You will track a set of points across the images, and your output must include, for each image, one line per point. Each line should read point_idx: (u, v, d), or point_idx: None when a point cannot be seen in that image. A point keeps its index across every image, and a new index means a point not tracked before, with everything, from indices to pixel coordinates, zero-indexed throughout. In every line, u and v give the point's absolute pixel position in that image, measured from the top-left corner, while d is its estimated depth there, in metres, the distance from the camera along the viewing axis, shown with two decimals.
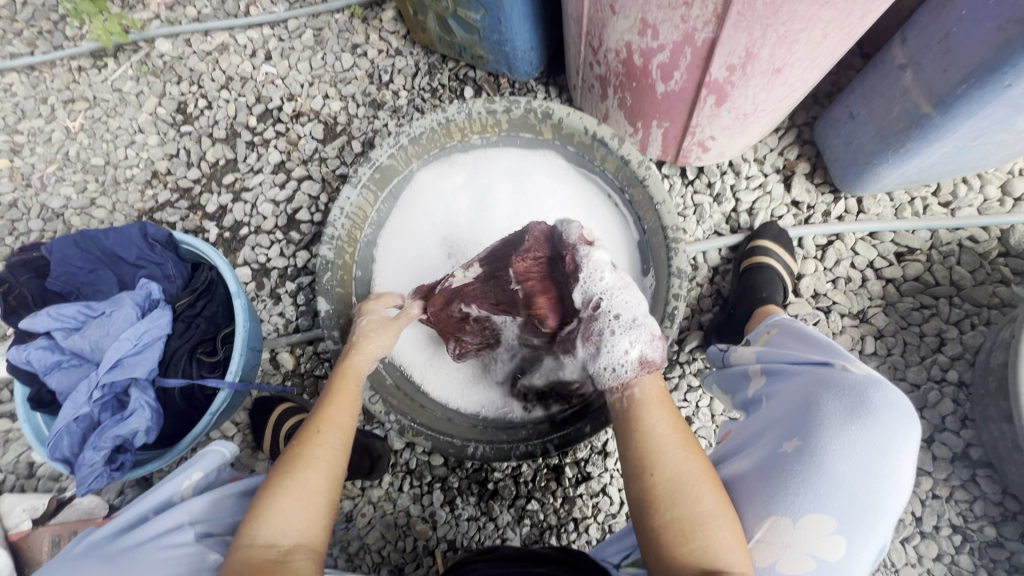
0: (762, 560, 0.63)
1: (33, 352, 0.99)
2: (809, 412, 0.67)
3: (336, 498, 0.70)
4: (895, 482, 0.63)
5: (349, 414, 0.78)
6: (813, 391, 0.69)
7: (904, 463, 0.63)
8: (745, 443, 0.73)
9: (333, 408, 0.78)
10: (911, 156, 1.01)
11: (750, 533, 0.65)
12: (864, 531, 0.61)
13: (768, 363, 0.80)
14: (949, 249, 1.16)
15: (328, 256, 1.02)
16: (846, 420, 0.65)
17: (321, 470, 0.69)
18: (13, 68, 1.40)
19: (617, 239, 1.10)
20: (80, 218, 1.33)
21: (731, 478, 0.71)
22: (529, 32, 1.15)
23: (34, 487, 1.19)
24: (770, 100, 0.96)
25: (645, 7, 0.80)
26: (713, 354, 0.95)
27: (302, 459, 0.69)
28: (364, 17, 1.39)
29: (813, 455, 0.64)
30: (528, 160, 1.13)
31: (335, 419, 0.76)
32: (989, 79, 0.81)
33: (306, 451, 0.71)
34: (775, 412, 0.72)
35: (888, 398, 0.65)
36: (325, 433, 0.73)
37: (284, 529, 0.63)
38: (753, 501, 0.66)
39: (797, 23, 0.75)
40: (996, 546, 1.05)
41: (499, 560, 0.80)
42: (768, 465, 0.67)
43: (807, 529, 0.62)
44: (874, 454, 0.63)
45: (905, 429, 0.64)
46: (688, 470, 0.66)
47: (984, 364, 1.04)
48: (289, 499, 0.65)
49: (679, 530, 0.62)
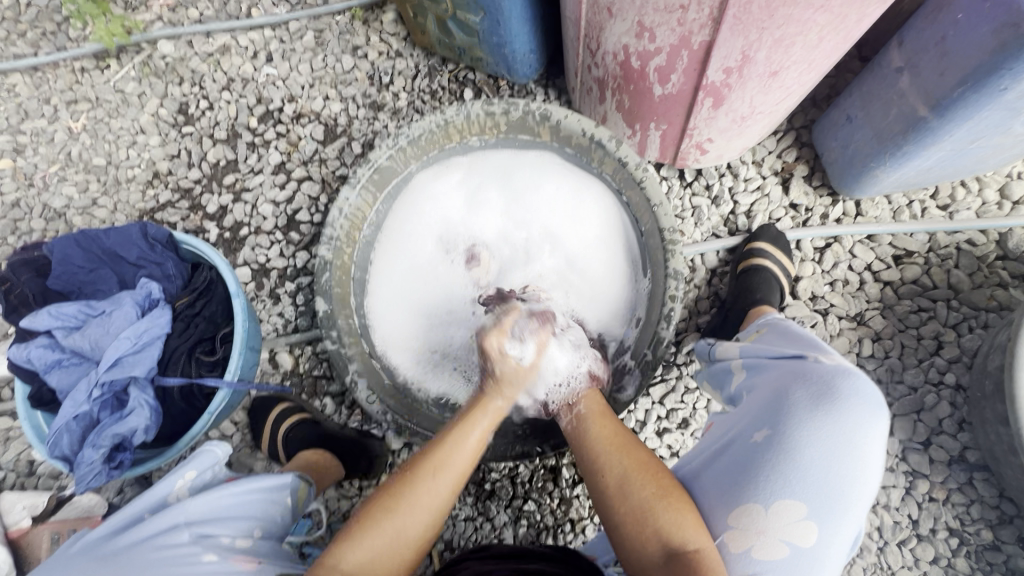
0: (736, 547, 0.63)
1: (34, 350, 1.00)
2: (780, 401, 0.69)
3: (423, 542, 0.74)
4: (864, 467, 0.64)
5: (468, 457, 0.79)
6: (784, 382, 0.71)
7: (871, 448, 0.65)
8: (721, 434, 0.74)
9: (455, 448, 0.79)
10: (908, 159, 1.01)
11: (722, 521, 0.65)
12: (834, 516, 0.62)
13: (748, 359, 0.81)
14: (947, 252, 1.16)
15: (326, 256, 1.02)
16: (815, 408, 0.66)
17: (417, 515, 0.72)
18: (17, 69, 1.41)
19: (612, 233, 1.11)
20: (83, 218, 1.34)
21: (706, 469, 0.72)
22: (528, 34, 1.15)
23: (34, 485, 1.20)
24: (767, 103, 0.96)
25: (642, 10, 0.80)
26: (704, 349, 0.96)
27: (403, 502, 0.72)
28: (364, 19, 1.39)
29: (783, 442, 0.65)
30: (519, 158, 1.13)
31: (452, 463, 0.77)
32: (985, 82, 0.82)
33: (411, 494, 0.73)
34: (749, 405, 0.73)
35: (856, 385, 0.67)
36: (439, 479, 0.75)
37: (365, 563, 0.69)
38: (726, 492, 0.67)
39: (793, 26, 0.75)
40: (993, 549, 1.05)
41: (492, 556, 0.80)
42: (740, 455, 0.68)
43: (779, 515, 0.62)
44: (842, 439, 0.64)
45: (872, 414, 0.66)
46: (626, 469, 0.73)
47: (981, 367, 1.04)
48: (373, 538, 0.70)
49: (631, 520, 0.69)
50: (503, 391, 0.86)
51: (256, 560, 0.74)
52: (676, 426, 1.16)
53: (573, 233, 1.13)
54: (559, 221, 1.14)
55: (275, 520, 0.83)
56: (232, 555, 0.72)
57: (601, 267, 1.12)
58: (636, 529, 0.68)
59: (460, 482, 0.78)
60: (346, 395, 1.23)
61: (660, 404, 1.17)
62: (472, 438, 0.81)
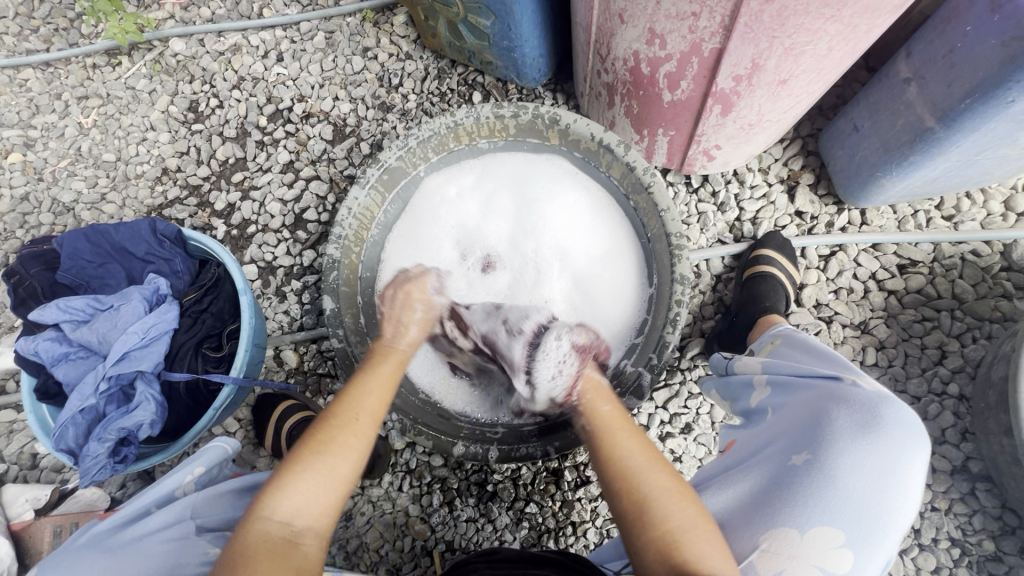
0: (767, 570, 0.64)
1: (41, 343, 1.00)
2: (821, 425, 0.68)
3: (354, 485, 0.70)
4: (902, 497, 0.65)
5: (378, 397, 0.78)
6: (823, 404, 0.71)
7: (911, 478, 0.65)
8: (753, 455, 0.74)
9: (364, 387, 0.78)
10: (914, 169, 1.02)
11: (755, 542, 0.65)
12: (870, 544, 0.63)
13: (774, 376, 0.81)
14: (952, 262, 1.17)
15: (335, 255, 1.03)
16: (859, 435, 0.66)
17: (344, 453, 0.69)
18: (30, 64, 1.43)
19: (623, 252, 1.12)
20: (91, 213, 1.35)
21: (736, 488, 0.72)
22: (538, 39, 1.16)
23: (37, 478, 1.21)
24: (776, 111, 0.97)
25: (654, 17, 0.81)
26: (716, 362, 0.96)
27: (325, 439, 0.69)
28: (375, 20, 1.40)
29: (823, 468, 0.65)
30: (536, 165, 1.15)
31: (359, 400, 0.76)
32: (992, 95, 0.82)
33: (324, 429, 0.71)
34: (784, 425, 0.73)
35: (898, 414, 0.68)
36: (348, 416, 0.73)
37: (298, 508, 0.64)
38: (762, 512, 0.67)
39: (803, 35, 0.76)
40: (995, 560, 1.05)
41: (498, 560, 0.81)
42: (777, 476, 0.68)
43: (815, 541, 0.63)
44: (885, 470, 0.65)
45: (914, 444, 0.67)
46: (658, 487, 0.68)
47: (985, 378, 1.04)
48: (306, 479, 0.65)
49: (658, 543, 0.63)
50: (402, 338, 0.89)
51: None
52: (679, 431, 1.16)
53: (585, 249, 1.13)
54: (571, 232, 1.14)
55: None
56: None
57: (609, 283, 1.11)
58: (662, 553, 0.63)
59: (377, 416, 0.76)
60: None
61: (664, 408, 1.17)
62: (379, 376, 0.81)
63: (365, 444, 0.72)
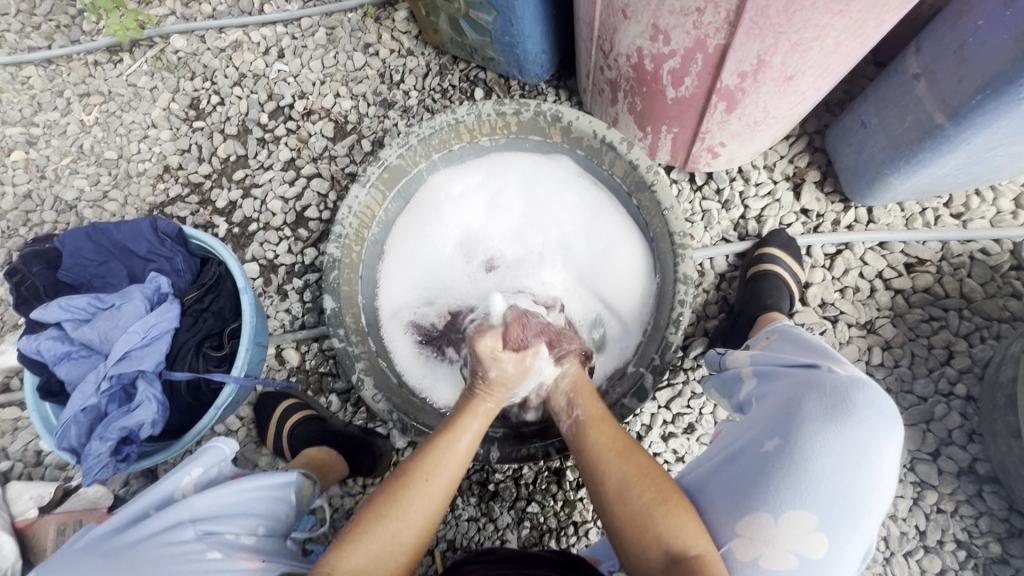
0: (745, 555, 0.63)
1: (44, 342, 1.00)
2: (792, 412, 0.67)
3: (417, 552, 0.71)
4: (876, 479, 0.63)
5: (459, 462, 0.78)
6: (796, 391, 0.70)
7: (884, 461, 0.64)
8: (730, 443, 0.73)
9: (446, 451, 0.78)
10: (923, 166, 1.00)
11: (731, 530, 0.65)
12: (845, 529, 0.62)
13: (759, 367, 0.81)
14: (960, 261, 1.15)
15: (335, 254, 1.02)
16: (829, 419, 0.65)
17: (416, 523, 0.71)
18: (32, 61, 1.42)
19: (628, 248, 1.10)
20: (93, 211, 1.34)
21: (713, 477, 0.71)
22: (541, 34, 1.15)
23: (41, 475, 1.21)
24: (782, 107, 0.95)
25: (658, 13, 0.80)
26: (710, 359, 0.95)
27: (399, 505, 0.70)
28: (376, 16, 1.39)
29: (795, 454, 0.64)
30: (542, 165, 1.13)
31: (445, 466, 0.76)
32: (1004, 91, 0.80)
33: (406, 497, 0.71)
34: (760, 413, 0.72)
35: (870, 396, 0.66)
36: (432, 482, 0.74)
37: (365, 571, 0.66)
38: (736, 500, 0.66)
39: (810, 31, 0.74)
40: (1001, 562, 1.04)
41: (495, 560, 0.81)
42: (750, 463, 0.68)
43: (789, 528, 0.62)
44: (856, 452, 0.63)
45: (887, 427, 0.65)
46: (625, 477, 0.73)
47: (993, 379, 1.03)
48: (375, 544, 0.67)
49: (632, 529, 0.69)
50: (493, 394, 0.87)
51: (257, 559, 0.75)
52: (682, 431, 1.15)
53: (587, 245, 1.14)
54: (574, 229, 1.13)
55: (277, 518, 0.83)
56: (235, 553, 0.73)
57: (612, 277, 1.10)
58: (637, 536, 0.68)
59: (454, 483, 0.77)
60: (351, 392, 1.23)
61: (667, 408, 1.16)
62: (463, 438, 0.81)
63: (436, 512, 0.74)
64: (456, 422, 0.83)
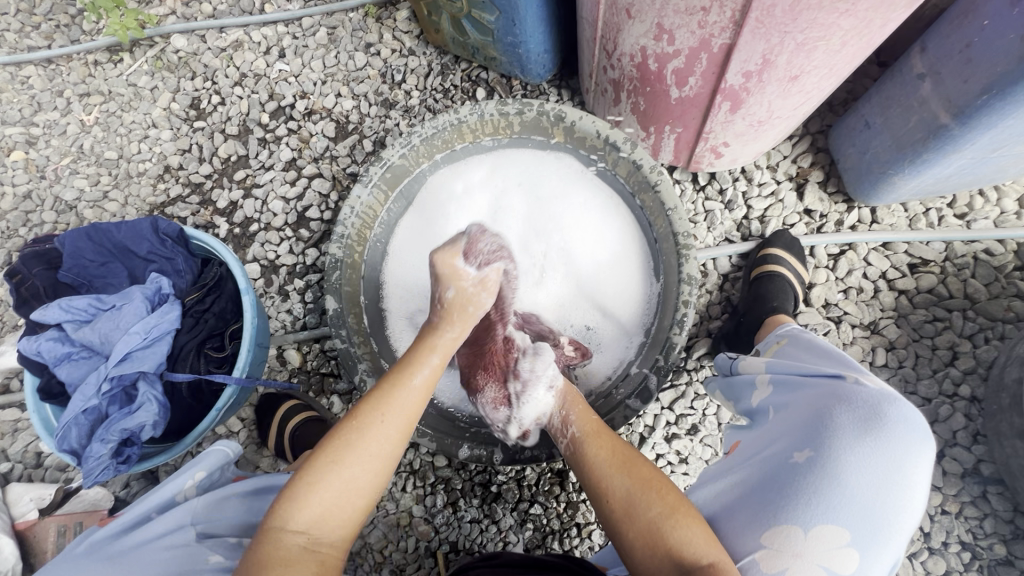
0: (771, 568, 0.62)
1: (44, 343, 1.00)
2: (823, 423, 0.67)
3: (375, 492, 0.71)
4: (908, 495, 0.63)
5: (416, 397, 0.77)
6: (825, 402, 0.69)
7: (917, 478, 0.64)
8: (753, 453, 0.73)
9: (399, 391, 0.76)
10: (928, 166, 0.99)
11: (757, 542, 0.64)
12: (875, 544, 0.61)
13: (776, 375, 0.80)
14: (964, 261, 1.15)
15: (337, 254, 1.01)
16: (862, 433, 0.65)
17: (367, 464, 0.69)
18: (31, 61, 1.42)
19: (630, 254, 1.10)
20: (93, 211, 1.34)
21: (737, 488, 0.71)
22: (543, 34, 1.14)
23: (42, 477, 1.20)
24: (786, 107, 0.95)
25: (662, 12, 0.79)
26: (721, 362, 0.94)
27: (348, 446, 0.69)
28: (378, 16, 1.39)
29: (826, 466, 0.64)
30: (546, 163, 1.14)
31: (398, 403, 0.75)
32: (1010, 91, 0.80)
33: (354, 437, 0.70)
34: (787, 424, 0.71)
35: (902, 412, 0.66)
36: (384, 420, 0.72)
37: (317, 518, 0.66)
38: (764, 511, 0.65)
39: (817, 30, 0.74)
40: (1006, 564, 1.03)
41: (501, 565, 0.81)
42: (779, 474, 0.67)
43: (818, 540, 0.61)
44: (889, 467, 0.63)
45: (919, 443, 0.65)
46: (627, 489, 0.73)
47: (998, 380, 1.03)
48: (324, 488, 0.67)
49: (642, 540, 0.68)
50: (451, 322, 0.88)
51: None
52: (685, 432, 1.15)
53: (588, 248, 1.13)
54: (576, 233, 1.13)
55: None
56: (237, 556, 0.71)
57: (613, 282, 1.11)
58: (648, 547, 0.67)
59: (412, 419, 0.75)
60: (353, 393, 1.22)
61: (670, 409, 1.16)
62: (419, 376, 0.79)
63: (394, 452, 0.72)
64: (411, 358, 0.81)
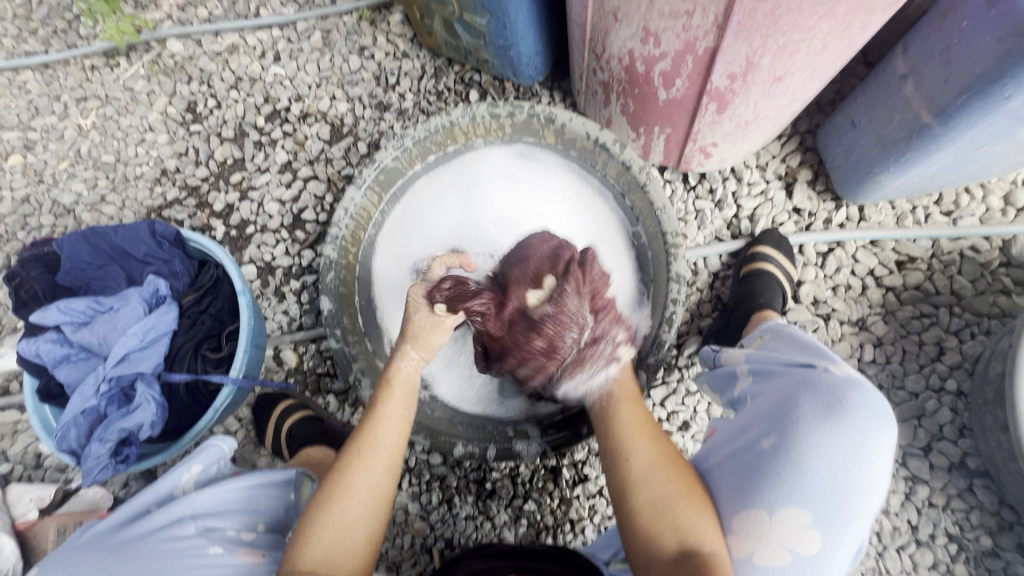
0: (740, 552, 0.65)
1: (43, 345, 1.01)
2: (787, 411, 0.69)
3: (376, 523, 0.73)
4: (872, 479, 0.64)
5: (395, 433, 0.78)
6: (791, 390, 0.71)
7: (879, 460, 0.65)
8: (727, 441, 0.75)
9: (377, 425, 0.78)
10: (912, 165, 1.01)
11: (727, 527, 0.67)
12: (838, 526, 0.63)
13: (757, 366, 0.82)
14: (951, 258, 1.16)
15: (332, 255, 1.03)
16: (822, 419, 0.66)
17: (362, 499, 0.72)
18: (29, 66, 1.43)
19: (610, 236, 1.12)
20: (91, 215, 1.35)
21: (711, 475, 0.74)
22: (534, 37, 1.16)
23: (41, 478, 1.22)
24: (772, 108, 0.97)
25: (647, 16, 0.81)
26: (705, 355, 0.96)
27: (342, 487, 0.72)
28: (372, 19, 1.40)
29: (788, 452, 0.66)
30: (517, 159, 1.15)
31: (378, 439, 0.77)
32: (988, 91, 0.82)
33: (344, 478, 0.73)
34: (757, 410, 0.74)
35: (865, 397, 0.68)
36: (367, 456, 0.75)
37: (326, 555, 0.68)
38: (734, 497, 0.68)
39: (798, 33, 0.76)
40: (992, 556, 1.05)
41: (492, 555, 0.83)
42: (747, 461, 0.70)
43: (784, 523, 0.63)
44: (851, 452, 0.64)
45: (881, 425, 0.66)
46: (651, 464, 0.74)
47: (982, 374, 1.05)
48: (322, 528, 0.69)
49: (648, 515, 0.70)
50: (417, 348, 0.84)
51: (259, 553, 0.75)
52: (677, 428, 1.16)
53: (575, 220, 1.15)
54: (560, 208, 1.15)
55: (278, 514, 0.83)
56: (235, 548, 0.74)
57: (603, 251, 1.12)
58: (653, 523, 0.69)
59: (393, 454, 0.77)
60: (349, 393, 1.24)
61: (661, 406, 1.17)
62: (389, 417, 0.79)
63: (383, 487, 0.75)
64: (380, 397, 0.81)
